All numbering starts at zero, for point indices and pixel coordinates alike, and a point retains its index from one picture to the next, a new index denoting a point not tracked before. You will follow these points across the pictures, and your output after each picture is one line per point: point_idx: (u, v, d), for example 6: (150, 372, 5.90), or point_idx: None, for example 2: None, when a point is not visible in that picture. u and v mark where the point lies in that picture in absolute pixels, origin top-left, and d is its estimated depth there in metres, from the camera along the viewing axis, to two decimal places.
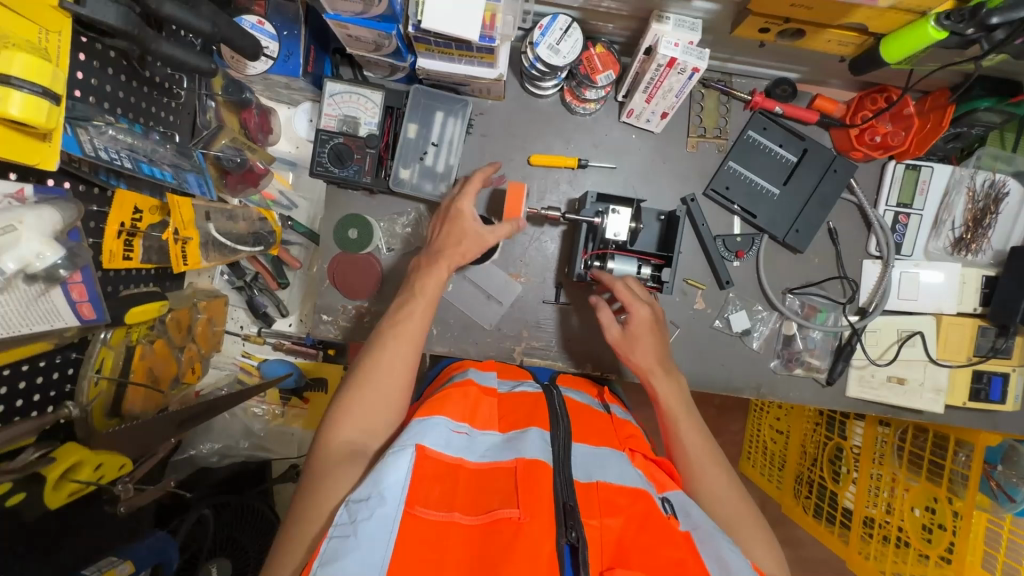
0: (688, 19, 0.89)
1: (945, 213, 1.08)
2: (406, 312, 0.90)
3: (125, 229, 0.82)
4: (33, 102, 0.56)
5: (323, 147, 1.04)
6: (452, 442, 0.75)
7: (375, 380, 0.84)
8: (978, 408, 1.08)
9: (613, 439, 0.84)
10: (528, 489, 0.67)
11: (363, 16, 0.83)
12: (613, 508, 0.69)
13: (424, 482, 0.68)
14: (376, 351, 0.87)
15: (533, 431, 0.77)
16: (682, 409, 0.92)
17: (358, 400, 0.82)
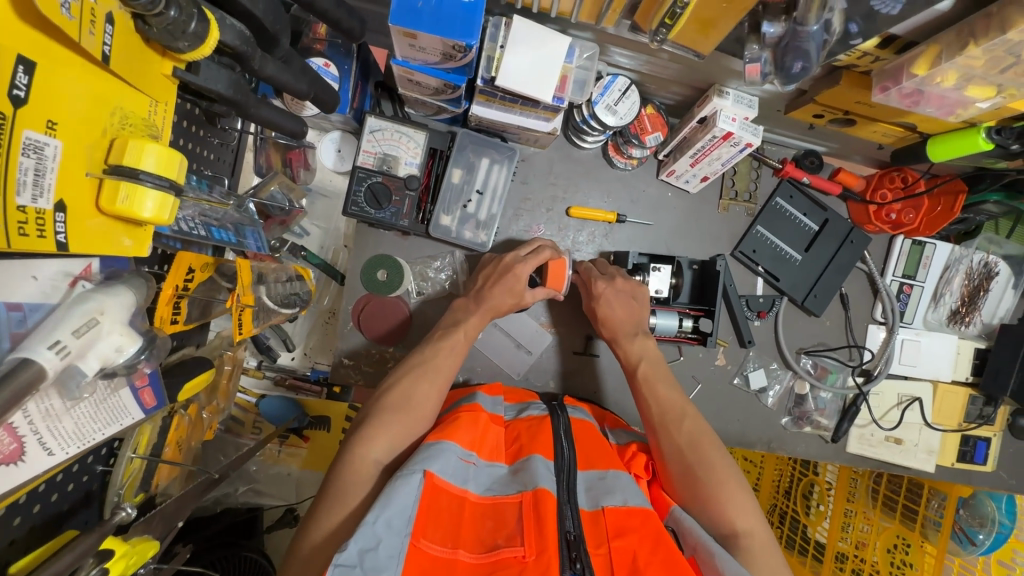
0: (746, 96, 0.90)
1: (944, 287, 1.18)
2: (448, 343, 0.88)
3: (181, 293, 0.61)
4: (164, 199, 0.43)
5: (360, 185, 0.97)
6: (460, 472, 0.72)
7: (410, 406, 0.80)
8: (965, 468, 1.19)
9: (618, 459, 0.81)
10: (532, 522, 0.65)
11: (434, 66, 0.79)
12: (623, 530, 0.67)
13: (431, 514, 0.66)
14: (407, 380, 0.83)
15: (536, 459, 0.75)
16: (675, 411, 0.84)
17: (386, 422, 0.77)
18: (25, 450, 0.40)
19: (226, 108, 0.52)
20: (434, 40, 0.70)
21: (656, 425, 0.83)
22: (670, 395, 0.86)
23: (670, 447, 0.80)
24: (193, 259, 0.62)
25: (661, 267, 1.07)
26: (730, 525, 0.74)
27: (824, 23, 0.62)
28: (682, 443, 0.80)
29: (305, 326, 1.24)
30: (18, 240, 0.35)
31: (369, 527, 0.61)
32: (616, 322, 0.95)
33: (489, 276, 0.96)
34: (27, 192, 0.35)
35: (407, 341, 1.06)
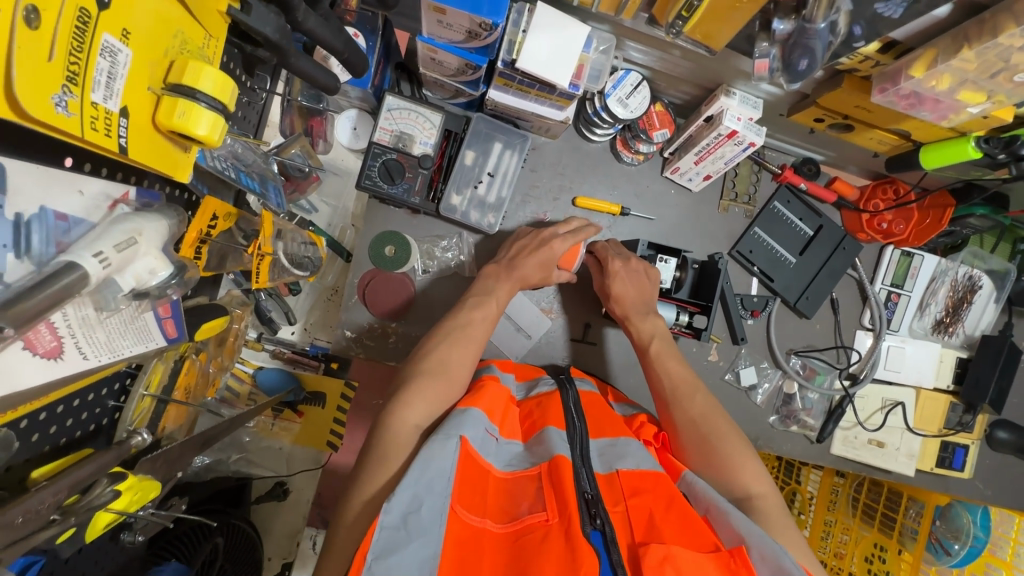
0: (752, 97, 0.94)
1: (930, 298, 1.22)
2: (478, 313, 0.90)
3: (203, 238, 0.62)
4: (216, 122, 0.45)
5: (375, 160, 1.00)
6: (484, 444, 0.73)
7: (446, 371, 0.81)
8: (942, 473, 1.22)
9: (627, 429, 0.83)
10: (554, 484, 0.67)
11: (458, 45, 0.83)
12: (637, 490, 0.69)
13: (464, 476, 0.67)
14: (440, 349, 0.84)
15: (551, 430, 0.77)
16: (685, 385, 0.90)
17: (423, 386, 0.78)
18: (63, 351, 0.42)
19: (268, 55, 0.55)
20: (462, 15, 0.73)
21: (669, 399, 0.89)
22: (679, 371, 0.92)
23: (682, 417, 0.87)
24: (216, 206, 0.64)
25: (667, 259, 1.10)
26: (745, 489, 0.79)
27: (829, 23, 0.66)
28: (694, 415, 0.86)
29: (308, 302, 1.25)
30: (90, 133, 0.37)
31: (408, 492, 0.62)
32: (627, 302, 0.98)
33: (524, 248, 0.99)
34: (101, 91, 0.38)
35: (409, 318, 1.08)
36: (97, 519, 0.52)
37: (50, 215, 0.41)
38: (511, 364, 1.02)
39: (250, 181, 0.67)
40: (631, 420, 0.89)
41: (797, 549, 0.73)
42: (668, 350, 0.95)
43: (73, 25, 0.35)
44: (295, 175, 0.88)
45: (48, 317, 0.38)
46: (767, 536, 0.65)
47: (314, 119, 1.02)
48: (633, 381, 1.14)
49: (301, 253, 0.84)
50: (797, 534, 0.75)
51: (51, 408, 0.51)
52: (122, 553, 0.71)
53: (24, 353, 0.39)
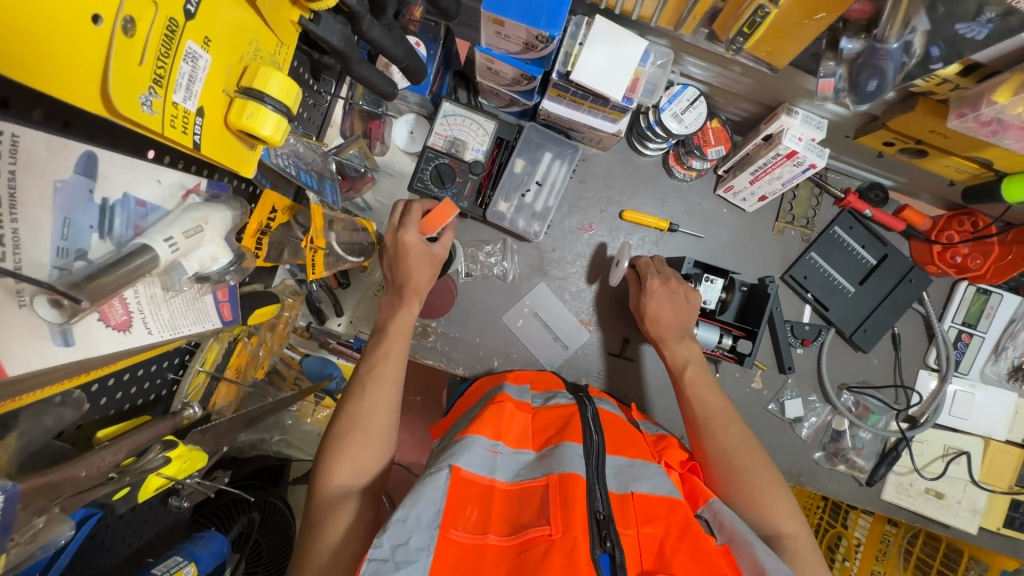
0: (815, 117, 0.91)
1: (1007, 341, 1.13)
2: (383, 350, 0.83)
3: (262, 229, 0.67)
4: (280, 123, 0.49)
5: (427, 164, 1.02)
6: (487, 463, 0.75)
7: (360, 427, 0.76)
8: (1011, 535, 1.11)
9: (648, 451, 0.84)
10: (562, 502, 0.68)
11: (514, 55, 0.84)
12: (650, 516, 0.71)
13: (460, 504, 0.69)
14: (355, 401, 0.78)
15: (566, 446, 0.78)
16: (720, 415, 0.87)
17: (345, 442, 0.74)
18: (131, 325, 0.46)
19: (333, 62, 0.58)
20: (518, 27, 0.75)
21: (701, 428, 0.87)
22: (714, 400, 0.89)
23: (712, 448, 0.84)
24: (275, 199, 0.68)
25: (713, 279, 1.05)
26: (776, 527, 0.77)
27: (904, 43, 0.63)
28: (727, 449, 0.84)
29: (356, 295, 1.30)
30: (169, 130, 0.41)
31: (399, 524, 0.64)
32: (662, 322, 0.96)
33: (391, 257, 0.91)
34: (181, 92, 0.41)
35: (450, 319, 1.10)
36: (149, 482, 0.56)
37: (131, 202, 0.45)
38: (527, 376, 1.05)
39: (310, 178, 0.72)
40: (656, 440, 0.90)
41: None
42: (704, 374, 0.92)
43: (163, 33, 0.39)
44: (351, 174, 0.93)
45: (122, 292, 0.43)
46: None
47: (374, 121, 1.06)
48: (670, 401, 1.12)
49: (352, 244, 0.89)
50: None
51: (118, 375, 0.56)
52: (167, 516, 0.76)
53: (98, 323, 0.43)
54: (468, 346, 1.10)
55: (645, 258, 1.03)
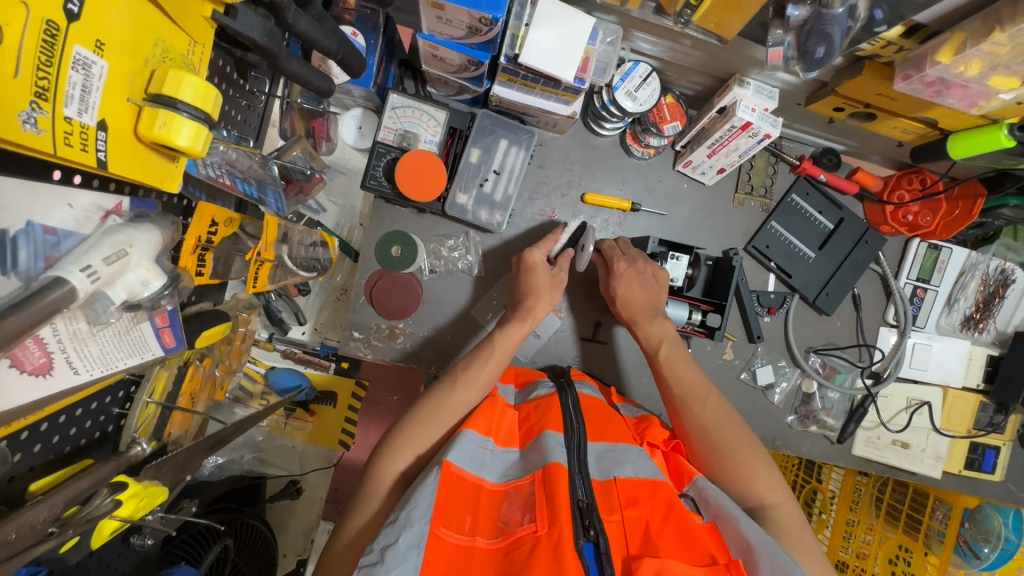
0: (767, 86, 0.91)
1: (958, 292, 1.16)
2: (480, 355, 0.90)
3: (203, 245, 0.62)
4: (198, 131, 0.46)
5: (380, 160, 0.99)
6: (476, 459, 0.75)
7: (435, 419, 0.84)
8: (971, 476, 1.16)
9: (631, 434, 0.84)
10: (544, 493, 0.68)
11: (459, 41, 0.81)
12: (635, 500, 0.71)
13: (451, 501, 0.68)
14: (441, 393, 0.86)
15: (547, 435, 0.78)
16: (698, 391, 0.88)
17: (415, 432, 0.83)
18: (52, 365, 0.42)
19: (259, 59, 0.54)
20: (460, 12, 0.71)
21: (680, 407, 0.87)
22: (692, 376, 0.89)
23: (693, 425, 0.85)
24: (214, 211, 0.64)
25: (679, 257, 1.05)
26: (758, 499, 0.79)
27: (849, 7, 0.62)
28: (708, 426, 0.84)
29: (317, 302, 1.24)
30: (63, 149, 0.38)
31: (393, 527, 0.64)
32: (633, 302, 0.95)
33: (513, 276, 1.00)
34: (72, 105, 0.38)
35: (417, 318, 1.07)
36: (103, 527, 0.53)
37: (37, 230, 0.41)
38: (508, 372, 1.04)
39: (248, 187, 0.67)
40: (637, 421, 0.90)
41: (811, 559, 0.74)
42: (681, 355, 0.91)
43: (39, 38, 0.35)
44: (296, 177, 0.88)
45: (35, 331, 0.39)
46: (779, 551, 0.66)
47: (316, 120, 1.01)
48: (646, 381, 1.12)
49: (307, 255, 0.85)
50: (811, 541, 0.76)
51: (53, 417, 0.52)
52: (129, 556, 0.72)
53: (10, 370, 0.39)
54: (439, 344, 1.08)
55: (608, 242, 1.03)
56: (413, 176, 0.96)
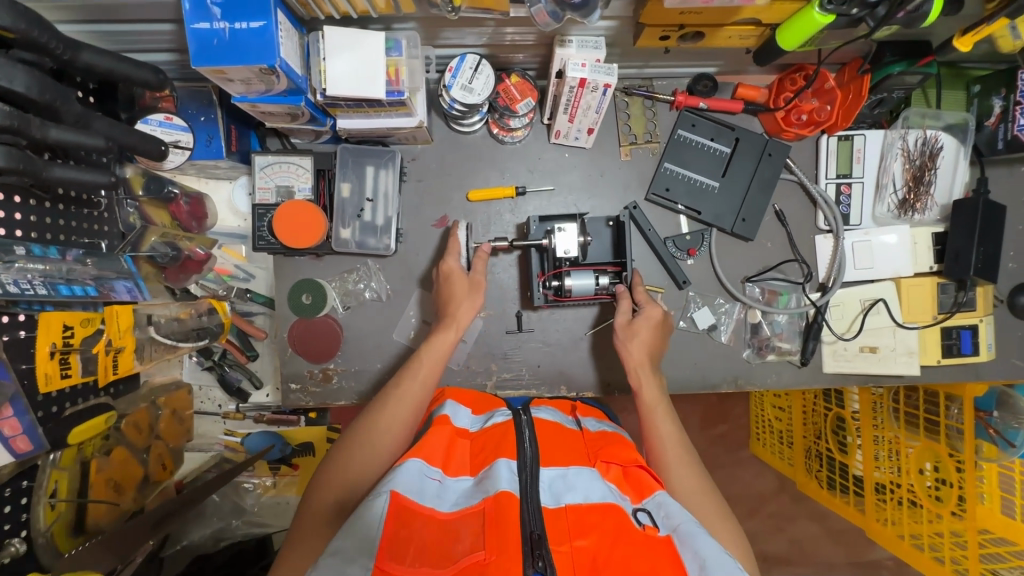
0: (591, 38, 0.90)
1: (885, 177, 1.08)
2: (412, 371, 0.91)
3: (58, 351, 0.70)
4: None
5: (262, 220, 1.04)
6: (426, 488, 0.74)
7: (369, 438, 0.83)
8: (954, 363, 1.07)
9: (583, 455, 0.83)
10: (493, 524, 0.67)
11: (269, 93, 0.83)
12: (585, 528, 0.67)
13: (398, 535, 0.66)
14: (373, 414, 0.86)
15: (500, 463, 0.76)
16: (676, 450, 0.87)
17: (349, 456, 0.81)
18: None
19: (20, 176, 0.61)
20: (241, 70, 0.74)
21: (646, 413, 0.93)
22: (670, 432, 0.90)
23: (657, 431, 0.90)
24: (66, 316, 0.71)
25: (565, 227, 1.01)
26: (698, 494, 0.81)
27: None
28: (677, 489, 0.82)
29: (268, 362, 1.29)
30: None
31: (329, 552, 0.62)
32: (638, 339, 1.00)
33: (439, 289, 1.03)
34: None
35: (345, 356, 1.11)
36: None
37: None
38: (469, 398, 1.03)
39: (76, 288, 0.72)
40: (598, 439, 0.90)
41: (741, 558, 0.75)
42: (649, 363, 0.99)
43: None
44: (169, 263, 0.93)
45: None
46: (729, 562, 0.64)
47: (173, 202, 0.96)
48: (583, 354, 1.13)
49: (182, 328, 0.92)
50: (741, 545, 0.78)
51: None
52: None
53: None
54: (372, 374, 1.11)
55: (489, 245, 1.05)
56: (286, 226, 1.00)
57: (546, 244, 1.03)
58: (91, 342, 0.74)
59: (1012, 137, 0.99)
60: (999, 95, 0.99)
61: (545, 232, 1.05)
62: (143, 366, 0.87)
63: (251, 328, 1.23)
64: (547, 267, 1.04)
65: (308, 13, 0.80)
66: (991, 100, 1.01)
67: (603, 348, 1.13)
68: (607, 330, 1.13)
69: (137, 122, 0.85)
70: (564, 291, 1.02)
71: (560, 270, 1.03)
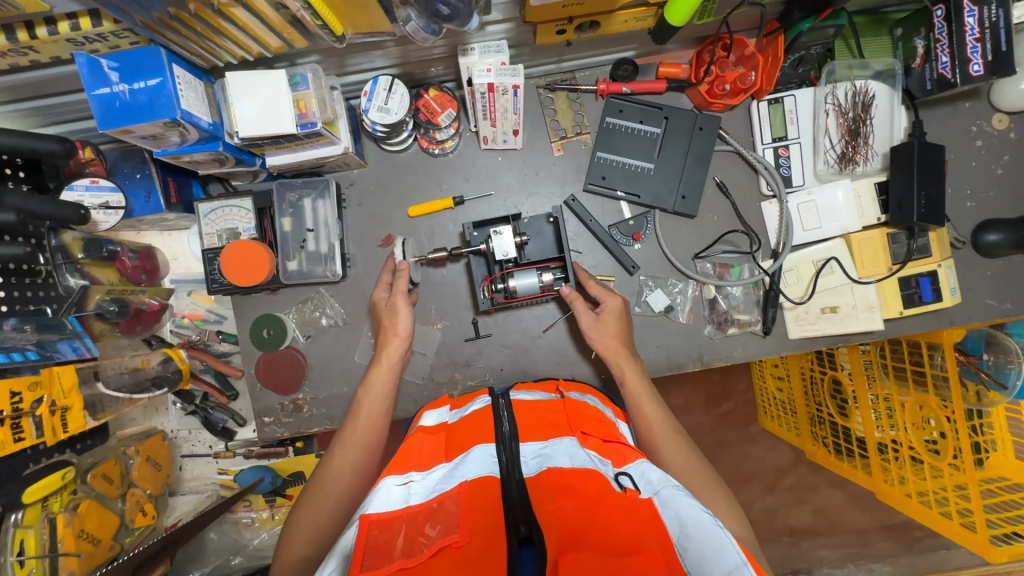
0: (492, 43, 0.90)
1: (820, 135, 1.06)
2: (358, 410, 0.93)
3: (9, 416, 0.78)
4: None
5: (213, 264, 1.07)
6: (401, 493, 0.70)
7: (321, 487, 0.83)
8: (917, 313, 1.05)
9: (562, 427, 0.80)
10: (471, 507, 0.63)
11: (187, 143, 0.86)
12: (566, 491, 0.63)
13: (372, 540, 0.61)
14: (325, 464, 0.87)
15: (477, 450, 0.73)
16: (664, 431, 0.90)
17: (306, 509, 0.80)
18: None
19: None
20: (148, 127, 0.77)
21: (631, 400, 0.95)
22: (656, 415, 0.92)
23: (643, 416, 0.92)
24: (13, 384, 0.79)
25: (501, 231, 1.01)
26: (685, 467, 0.83)
27: None
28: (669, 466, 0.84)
29: (248, 401, 1.29)
30: None
31: None
32: (608, 334, 1.00)
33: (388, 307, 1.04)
34: None
35: (312, 384, 1.14)
36: None
37: None
38: (449, 398, 1.02)
39: (12, 353, 0.81)
40: (579, 408, 0.86)
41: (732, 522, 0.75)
42: (627, 354, 0.99)
43: None
44: (119, 318, 0.99)
45: None
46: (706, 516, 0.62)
47: (119, 260, 1.04)
48: (543, 351, 1.14)
49: (137, 378, 1.06)
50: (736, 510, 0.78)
51: None
52: None
53: None
54: (340, 398, 1.13)
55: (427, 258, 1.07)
56: (234, 265, 1.03)
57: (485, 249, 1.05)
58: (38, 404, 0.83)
59: (937, 77, 0.97)
60: (920, 35, 0.97)
61: (483, 238, 1.06)
62: (102, 419, 0.99)
63: (225, 368, 1.21)
64: (492, 270, 1.06)
65: (207, 63, 0.83)
66: (914, 41, 0.99)
67: (562, 343, 1.14)
68: (566, 324, 1.13)
69: (62, 190, 0.92)
70: (510, 292, 1.03)
71: (505, 272, 1.05)
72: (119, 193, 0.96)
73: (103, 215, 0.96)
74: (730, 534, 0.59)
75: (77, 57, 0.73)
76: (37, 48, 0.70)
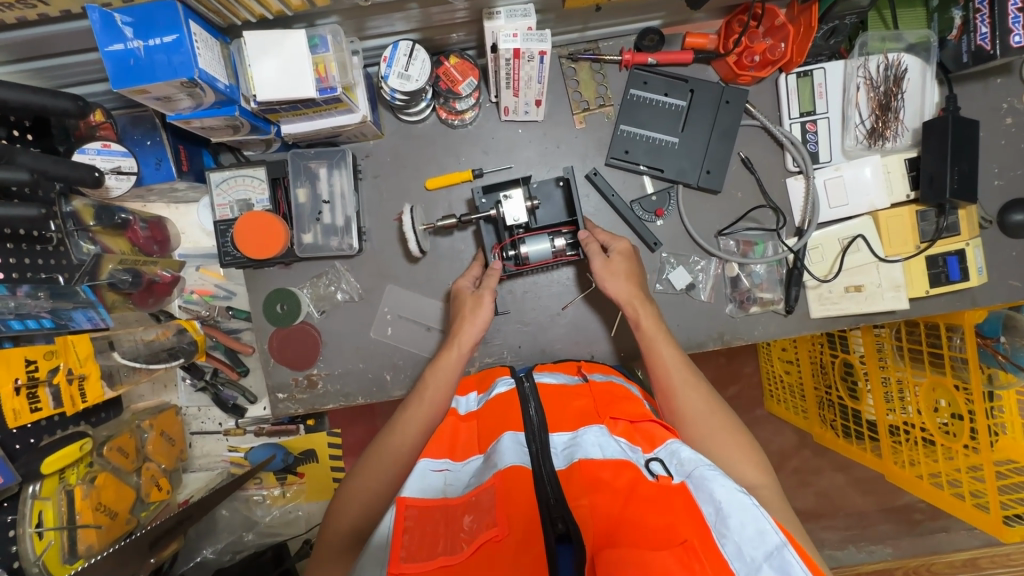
0: (518, 7, 0.87)
1: (850, 109, 1.04)
2: (425, 392, 0.89)
3: (24, 385, 0.77)
4: None
5: (226, 236, 1.05)
6: (431, 481, 0.69)
7: (381, 461, 0.82)
8: (943, 292, 1.04)
9: (591, 412, 0.77)
10: (506, 495, 0.62)
11: (202, 107, 0.83)
12: (597, 484, 0.63)
13: (411, 533, 0.60)
14: (385, 438, 0.85)
15: (505, 437, 0.71)
16: (681, 374, 0.87)
17: (361, 479, 0.80)
18: None
19: None
20: (163, 87, 0.74)
21: (647, 343, 0.92)
22: (673, 357, 0.90)
23: (659, 359, 0.90)
24: (28, 351, 0.77)
25: (511, 194, 0.98)
26: (703, 414, 0.82)
27: None
28: (684, 413, 0.84)
29: (260, 377, 1.26)
30: None
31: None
32: (620, 274, 0.97)
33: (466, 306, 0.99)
34: None
35: (326, 360, 1.12)
36: None
37: None
38: (473, 380, 1.00)
39: (27, 320, 0.79)
40: (606, 391, 0.84)
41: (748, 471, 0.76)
42: (640, 299, 0.96)
43: None
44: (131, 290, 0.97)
45: None
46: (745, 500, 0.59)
47: (131, 230, 1.01)
48: (562, 329, 1.12)
49: (153, 350, 1.01)
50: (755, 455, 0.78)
51: None
52: None
53: None
54: (356, 374, 1.11)
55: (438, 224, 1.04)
56: (247, 235, 1.00)
57: (496, 214, 1.01)
58: (54, 373, 0.82)
59: (975, 48, 0.95)
60: (958, 6, 0.95)
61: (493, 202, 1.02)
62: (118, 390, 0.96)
63: (236, 344, 1.19)
64: (502, 237, 1.04)
65: (224, 21, 0.80)
66: (951, 12, 0.97)
67: (582, 320, 1.12)
68: (584, 301, 1.12)
69: (74, 153, 0.90)
70: (521, 258, 1.01)
71: (516, 238, 1.02)
72: (130, 158, 0.93)
73: (114, 180, 0.94)
74: (769, 517, 0.56)
75: (90, 11, 0.69)
76: (46, 0, 0.66)
